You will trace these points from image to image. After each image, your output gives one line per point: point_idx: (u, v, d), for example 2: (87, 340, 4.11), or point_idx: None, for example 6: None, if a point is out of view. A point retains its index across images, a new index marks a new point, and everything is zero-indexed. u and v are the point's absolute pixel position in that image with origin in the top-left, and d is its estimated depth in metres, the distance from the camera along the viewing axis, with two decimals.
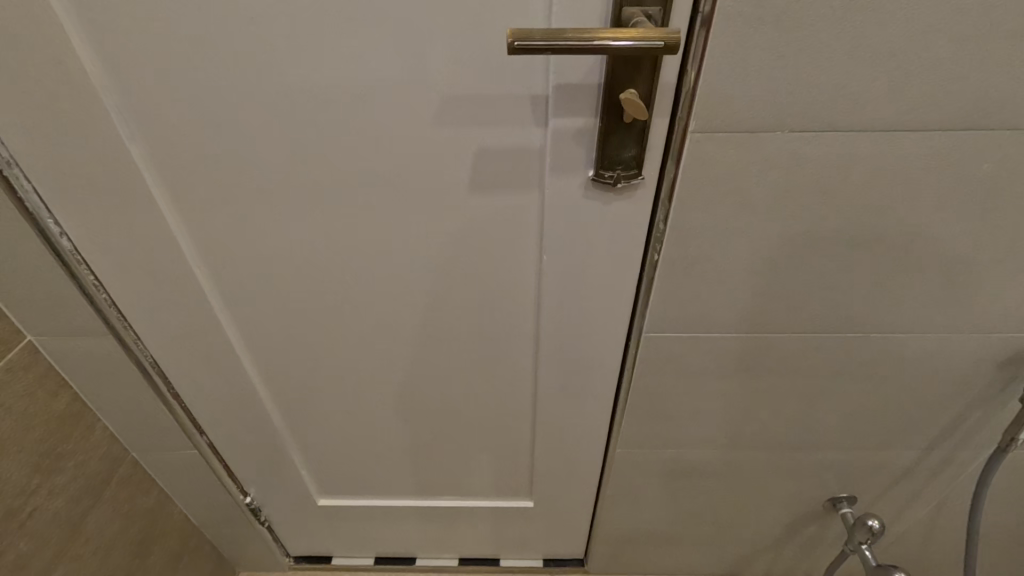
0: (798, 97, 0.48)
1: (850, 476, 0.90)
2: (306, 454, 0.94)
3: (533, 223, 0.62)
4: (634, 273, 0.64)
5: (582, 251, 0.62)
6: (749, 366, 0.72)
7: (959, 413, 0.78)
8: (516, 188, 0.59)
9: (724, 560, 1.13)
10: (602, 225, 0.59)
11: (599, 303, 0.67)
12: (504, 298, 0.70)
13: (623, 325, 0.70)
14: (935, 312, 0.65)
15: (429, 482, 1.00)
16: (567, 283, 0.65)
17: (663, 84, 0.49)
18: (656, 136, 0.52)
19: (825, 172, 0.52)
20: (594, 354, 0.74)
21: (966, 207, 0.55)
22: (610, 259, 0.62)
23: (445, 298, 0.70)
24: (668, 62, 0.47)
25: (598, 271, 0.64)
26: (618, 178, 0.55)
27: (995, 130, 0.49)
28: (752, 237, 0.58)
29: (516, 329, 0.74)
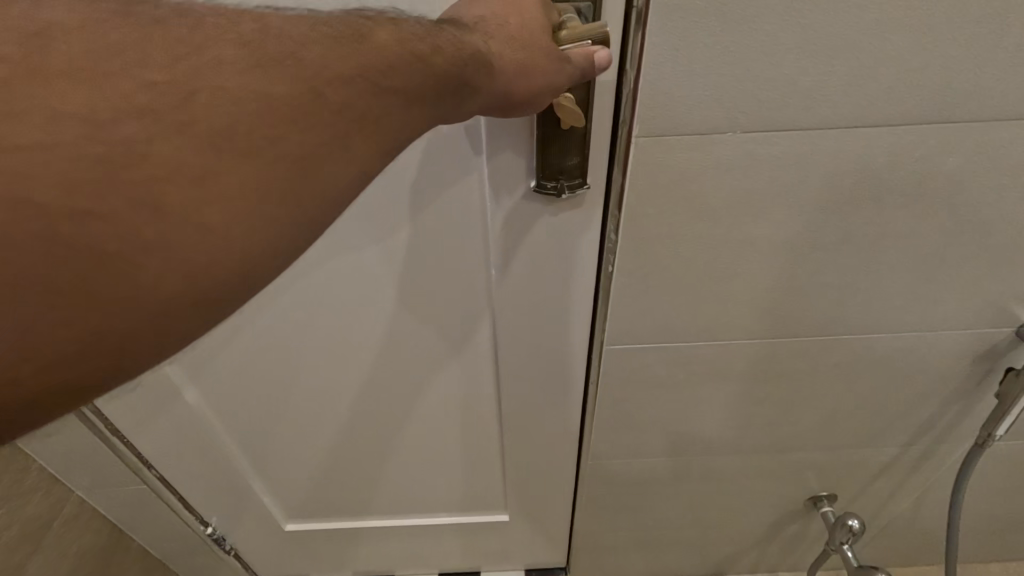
0: (748, 95, 0.44)
1: (829, 474, 0.88)
2: (267, 480, 0.90)
3: (480, 237, 0.58)
4: (591, 283, 0.60)
5: (532, 258, 0.58)
6: (718, 372, 0.69)
7: (937, 407, 0.76)
8: (456, 201, 0.55)
9: (708, 560, 1.11)
10: (549, 232, 0.55)
11: (557, 315, 0.64)
12: (457, 316, 0.66)
13: (584, 337, 0.67)
14: (907, 309, 0.62)
15: (400, 500, 0.97)
16: (521, 295, 0.62)
17: (602, 87, 0.45)
18: (598, 141, 0.48)
19: (783, 174, 0.49)
20: (557, 366, 0.71)
21: (932, 202, 0.52)
22: (563, 270, 0.59)
23: (396, 318, 0.66)
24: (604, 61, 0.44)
25: (552, 283, 0.60)
26: (562, 188, 0.51)
27: (957, 123, 0.46)
28: (711, 243, 0.54)
29: (473, 344, 0.70)
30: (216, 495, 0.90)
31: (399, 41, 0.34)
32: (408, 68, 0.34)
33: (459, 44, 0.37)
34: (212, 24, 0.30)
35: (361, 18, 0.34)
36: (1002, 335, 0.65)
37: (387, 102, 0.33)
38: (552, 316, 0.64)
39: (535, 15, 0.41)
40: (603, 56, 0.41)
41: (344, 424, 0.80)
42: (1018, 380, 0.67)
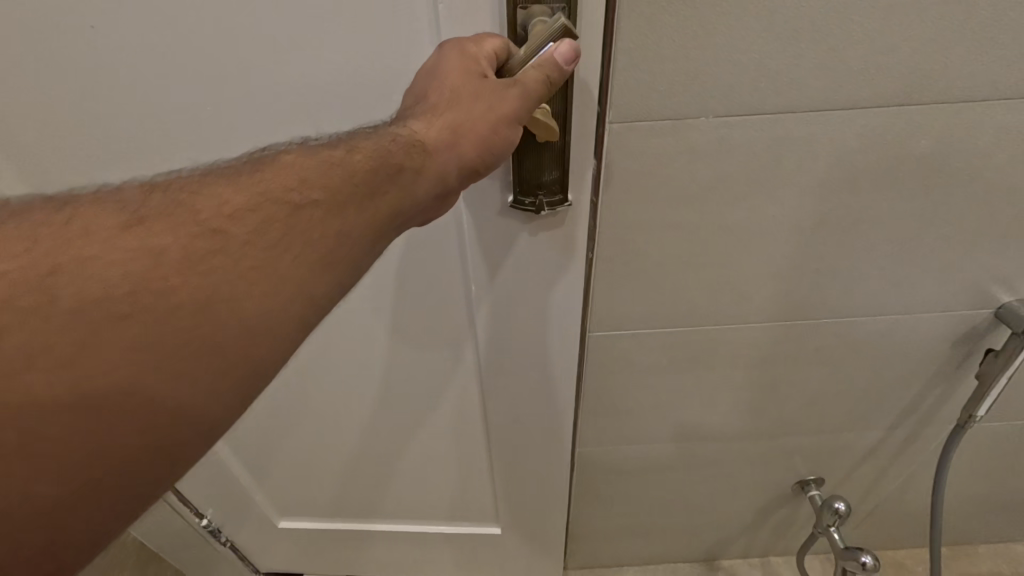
0: (718, 80, 0.44)
1: (816, 458, 0.89)
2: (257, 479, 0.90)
3: (458, 270, 0.57)
4: (576, 311, 0.58)
5: (518, 294, 0.56)
6: (702, 357, 0.70)
7: (919, 391, 0.77)
8: (433, 237, 0.54)
9: (700, 546, 1.13)
10: (533, 258, 0.53)
11: (540, 346, 0.62)
12: (442, 345, 0.66)
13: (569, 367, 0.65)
14: (885, 294, 0.63)
15: (392, 505, 0.96)
16: (502, 327, 0.61)
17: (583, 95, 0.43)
18: (581, 153, 0.46)
19: (757, 159, 0.49)
20: (544, 396, 0.69)
21: (905, 185, 0.52)
22: (543, 300, 0.57)
23: (382, 348, 0.67)
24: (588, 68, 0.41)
25: (535, 313, 0.59)
26: (541, 204, 0.48)
27: (926, 105, 0.47)
28: (688, 229, 0.55)
29: (459, 363, 0.68)
30: (209, 493, 0.90)
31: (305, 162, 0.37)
32: (320, 173, 0.37)
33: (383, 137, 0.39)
34: (108, 207, 0.33)
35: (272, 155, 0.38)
36: (980, 317, 0.66)
37: (304, 214, 0.36)
38: (541, 350, 0.63)
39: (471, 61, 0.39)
40: (566, 50, 0.37)
41: (330, 431, 0.80)
42: (997, 361, 0.68)
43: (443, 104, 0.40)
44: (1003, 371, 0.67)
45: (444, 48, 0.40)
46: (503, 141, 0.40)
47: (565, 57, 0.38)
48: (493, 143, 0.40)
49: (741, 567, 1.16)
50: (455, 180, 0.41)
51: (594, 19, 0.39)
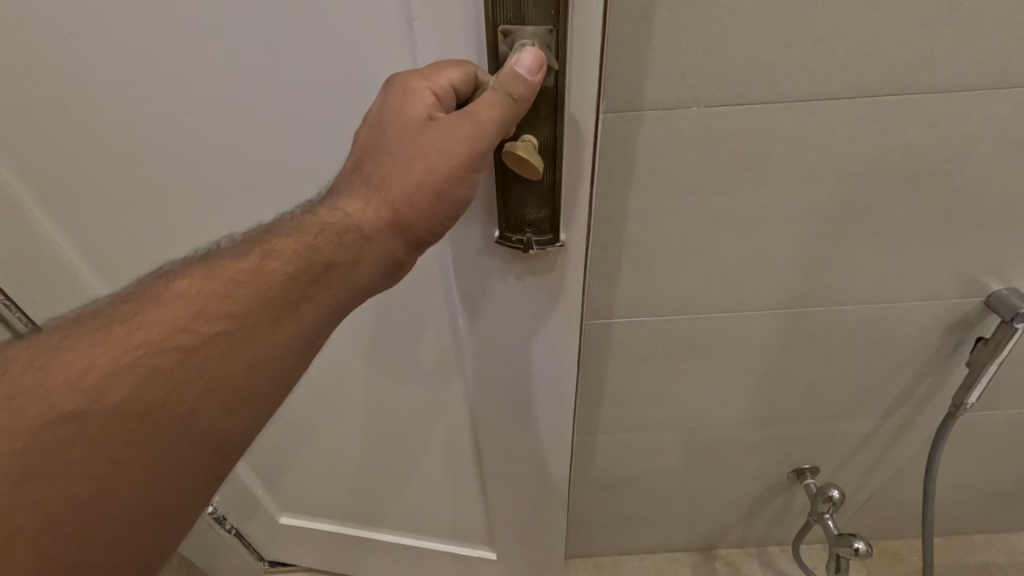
0: (709, 71, 0.46)
1: (810, 447, 0.91)
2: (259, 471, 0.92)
3: (446, 316, 0.59)
4: (567, 357, 0.59)
5: (498, 331, 0.57)
6: (697, 345, 0.71)
7: (912, 379, 0.78)
8: (422, 285, 0.56)
9: (698, 535, 1.14)
10: (519, 298, 0.53)
11: (531, 390, 0.63)
12: (436, 380, 0.67)
13: (561, 412, 0.66)
14: (875, 283, 0.64)
15: (387, 517, 0.94)
16: (490, 372, 0.62)
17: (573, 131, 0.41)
18: (571, 191, 0.45)
19: (748, 148, 0.51)
20: (537, 436, 0.69)
21: (894, 175, 0.53)
22: (530, 349, 0.58)
23: (376, 383, 0.69)
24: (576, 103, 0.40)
25: (525, 359, 0.59)
26: (529, 242, 0.47)
27: (913, 95, 0.48)
28: (681, 218, 0.56)
29: (449, 390, 0.68)
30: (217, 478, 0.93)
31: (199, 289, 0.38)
32: (222, 295, 0.38)
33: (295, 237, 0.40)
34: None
35: (164, 284, 0.39)
36: (970, 306, 0.67)
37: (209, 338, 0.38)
38: (523, 389, 0.63)
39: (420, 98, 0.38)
40: (527, 58, 0.36)
41: (324, 435, 0.80)
42: (986, 349, 0.69)
43: (379, 168, 0.39)
44: (992, 359, 0.68)
45: (399, 79, 0.39)
46: (459, 185, 0.40)
47: (528, 67, 0.36)
48: (439, 206, 0.40)
49: (738, 556, 1.18)
50: (403, 253, 0.42)
51: (585, 47, 0.37)
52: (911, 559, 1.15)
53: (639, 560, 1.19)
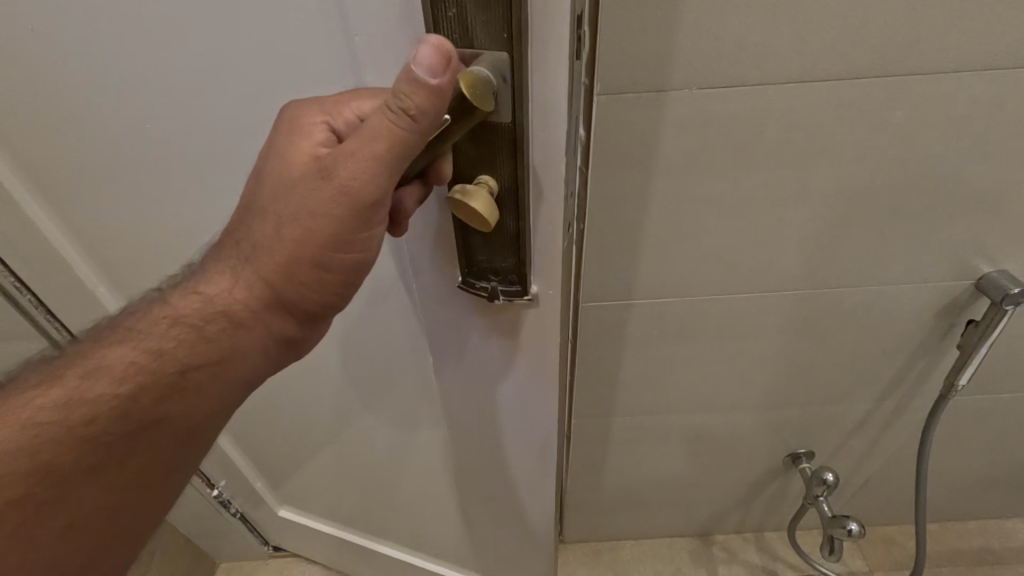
0: (699, 54, 0.47)
1: (804, 431, 0.92)
2: (259, 459, 0.93)
3: (417, 346, 0.57)
4: (545, 407, 0.54)
5: (463, 373, 0.53)
6: (691, 329, 0.73)
7: (904, 363, 0.79)
8: (394, 313, 0.54)
9: (695, 520, 1.16)
10: (483, 345, 0.49)
11: (501, 433, 0.60)
12: (415, 404, 0.66)
13: (537, 457, 0.62)
14: (865, 266, 0.65)
15: (379, 522, 0.94)
16: (461, 412, 0.59)
17: (539, 177, 0.36)
18: (540, 241, 0.40)
19: (738, 130, 0.52)
20: (511, 477, 0.66)
21: (882, 157, 0.55)
22: (499, 395, 0.54)
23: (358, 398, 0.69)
24: (539, 145, 0.35)
25: (496, 403, 0.55)
26: (494, 291, 0.43)
27: (901, 77, 0.49)
28: (672, 200, 0.57)
29: (426, 413, 0.66)
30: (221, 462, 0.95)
31: (92, 374, 0.41)
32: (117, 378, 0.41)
33: (183, 322, 0.41)
34: None
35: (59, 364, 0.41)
36: (961, 289, 0.68)
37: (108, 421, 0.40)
38: (495, 431, 0.60)
39: (317, 131, 0.37)
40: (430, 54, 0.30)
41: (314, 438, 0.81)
42: (976, 331, 0.70)
43: (262, 243, 0.40)
44: (982, 341, 0.69)
45: (299, 102, 0.38)
46: (356, 245, 0.39)
47: (424, 64, 0.30)
48: (327, 276, 0.40)
49: (734, 542, 1.20)
50: (291, 326, 0.43)
51: (544, 72, 0.32)
52: (905, 544, 1.16)
53: (636, 545, 1.21)
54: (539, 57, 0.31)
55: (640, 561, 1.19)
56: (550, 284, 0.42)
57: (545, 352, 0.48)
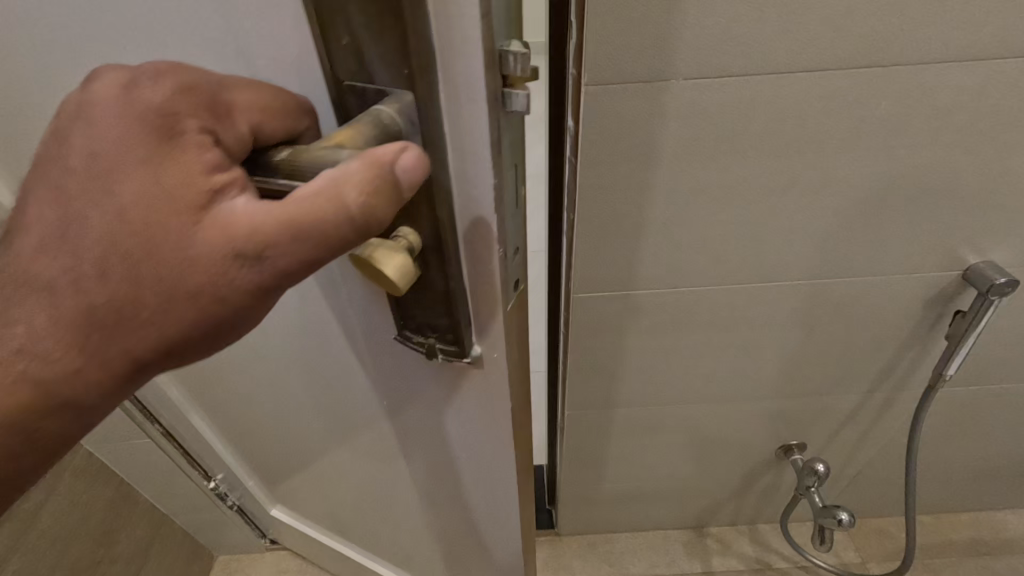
0: (685, 44, 0.47)
1: (796, 423, 0.93)
2: (252, 458, 0.93)
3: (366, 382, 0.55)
4: (501, 457, 0.51)
5: (416, 410, 0.52)
6: (682, 319, 0.73)
7: (894, 353, 0.80)
8: (341, 349, 0.53)
9: (689, 512, 1.17)
10: (438, 392, 0.47)
11: (461, 473, 0.57)
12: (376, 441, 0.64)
13: (499, 505, 0.59)
14: (854, 256, 0.66)
15: (364, 537, 0.93)
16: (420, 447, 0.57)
17: (470, 236, 0.35)
18: (476, 301, 0.38)
19: (725, 120, 0.52)
20: (475, 518, 0.64)
21: (867, 147, 0.55)
22: (453, 436, 0.52)
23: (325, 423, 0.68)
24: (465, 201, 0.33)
25: (451, 443, 0.53)
26: (432, 347, 0.41)
27: (885, 67, 0.49)
28: (661, 191, 0.58)
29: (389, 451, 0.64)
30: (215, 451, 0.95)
31: None
32: None
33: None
34: None
35: None
36: (949, 280, 0.69)
37: None
38: (455, 469, 0.57)
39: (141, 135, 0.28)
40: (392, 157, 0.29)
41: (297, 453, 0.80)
42: (964, 321, 0.71)
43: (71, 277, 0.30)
44: (970, 331, 0.70)
45: (107, 87, 0.29)
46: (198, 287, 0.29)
47: (406, 169, 0.29)
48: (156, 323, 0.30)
49: (728, 534, 1.21)
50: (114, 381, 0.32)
51: (462, 123, 0.30)
52: (897, 536, 1.18)
53: (631, 538, 1.22)
54: (451, 98, 0.29)
55: (635, 553, 1.20)
56: (493, 347, 0.40)
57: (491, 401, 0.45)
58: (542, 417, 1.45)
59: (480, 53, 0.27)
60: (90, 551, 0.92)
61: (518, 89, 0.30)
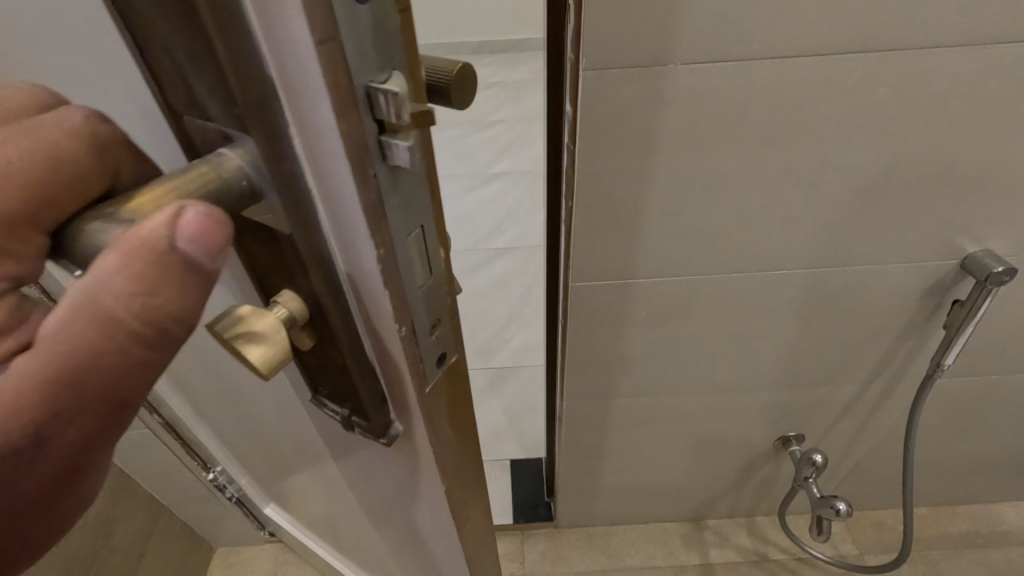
0: (683, 27, 0.47)
1: (794, 414, 0.93)
2: (248, 454, 0.92)
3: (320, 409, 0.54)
4: (438, 517, 0.47)
5: (356, 453, 0.50)
6: (681, 309, 0.73)
7: (892, 344, 0.80)
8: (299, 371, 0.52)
9: (688, 505, 1.17)
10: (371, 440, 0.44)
11: (407, 520, 0.54)
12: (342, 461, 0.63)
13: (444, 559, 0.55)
14: (852, 244, 0.66)
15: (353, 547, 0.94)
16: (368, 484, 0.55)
17: (363, 301, 0.30)
18: (385, 367, 0.34)
19: (723, 105, 0.52)
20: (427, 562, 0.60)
21: (867, 133, 0.55)
22: (391, 484, 0.49)
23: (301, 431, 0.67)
24: (348, 263, 0.29)
25: (391, 488, 0.50)
26: (349, 410, 0.37)
27: (885, 51, 0.49)
28: (660, 177, 0.58)
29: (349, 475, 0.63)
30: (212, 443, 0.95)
31: None
32: None
33: None
34: None
35: None
36: (947, 269, 0.69)
37: None
38: (402, 513, 0.55)
39: None
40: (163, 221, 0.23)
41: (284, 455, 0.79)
42: (962, 310, 0.71)
43: None
44: (969, 320, 0.70)
45: None
46: None
47: (191, 241, 0.23)
48: None
49: (726, 527, 1.21)
50: None
51: (324, 181, 0.26)
52: (895, 528, 1.18)
53: (630, 530, 1.22)
54: (309, 146, 0.25)
55: (633, 546, 1.20)
56: (412, 416, 0.37)
57: (415, 463, 0.42)
58: (541, 411, 1.45)
59: (325, 101, 0.23)
60: (89, 542, 0.91)
61: (399, 138, 0.25)
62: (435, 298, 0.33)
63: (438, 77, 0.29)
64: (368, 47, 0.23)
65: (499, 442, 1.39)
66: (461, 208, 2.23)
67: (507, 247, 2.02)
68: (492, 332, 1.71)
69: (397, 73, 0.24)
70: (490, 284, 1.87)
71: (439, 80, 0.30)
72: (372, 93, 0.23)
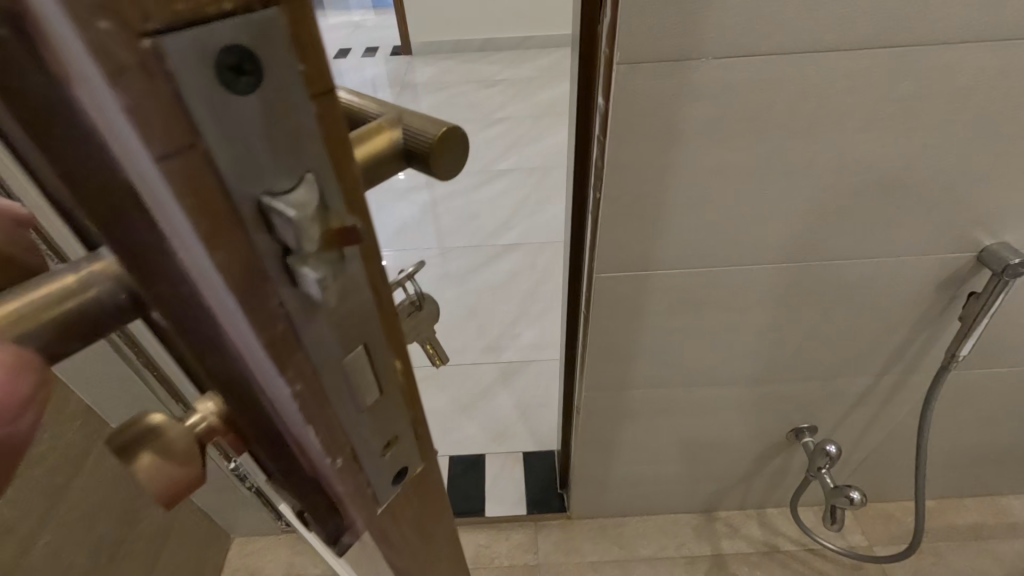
0: (715, 22, 0.48)
1: (807, 406, 0.95)
2: None
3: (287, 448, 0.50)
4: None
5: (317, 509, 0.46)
6: (701, 300, 0.75)
7: (906, 336, 0.82)
8: None
9: (699, 496, 1.19)
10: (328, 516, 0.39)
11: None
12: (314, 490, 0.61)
13: None
14: (870, 237, 0.67)
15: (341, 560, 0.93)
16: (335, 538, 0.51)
17: (291, 437, 0.24)
18: (327, 498, 0.28)
19: (751, 100, 0.54)
20: None
21: (889, 127, 0.56)
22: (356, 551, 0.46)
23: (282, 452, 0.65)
24: (265, 400, 0.22)
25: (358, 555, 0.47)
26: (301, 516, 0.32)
27: (910, 46, 0.50)
28: (687, 170, 0.59)
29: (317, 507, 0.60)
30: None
31: None
32: None
33: None
34: None
35: None
36: (962, 261, 0.71)
37: None
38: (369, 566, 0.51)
39: None
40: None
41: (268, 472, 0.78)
42: (977, 302, 0.72)
43: None
44: (984, 311, 0.72)
45: None
46: None
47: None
48: None
49: (737, 518, 1.22)
50: None
51: (210, 316, 0.19)
52: (904, 520, 1.20)
53: (642, 521, 1.23)
54: (184, 273, 0.17)
55: (645, 536, 1.21)
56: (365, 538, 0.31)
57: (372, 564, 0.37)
58: (553, 405, 1.46)
59: (189, 234, 0.15)
60: (114, 529, 0.93)
61: (310, 268, 0.17)
62: (393, 418, 0.27)
63: (415, 141, 0.23)
64: (258, 149, 0.15)
65: (510, 435, 1.41)
66: (469, 204, 2.25)
67: (515, 243, 2.04)
68: (502, 327, 1.72)
69: (313, 176, 0.17)
70: (500, 280, 1.89)
71: (417, 143, 0.23)
72: (268, 207, 0.16)
